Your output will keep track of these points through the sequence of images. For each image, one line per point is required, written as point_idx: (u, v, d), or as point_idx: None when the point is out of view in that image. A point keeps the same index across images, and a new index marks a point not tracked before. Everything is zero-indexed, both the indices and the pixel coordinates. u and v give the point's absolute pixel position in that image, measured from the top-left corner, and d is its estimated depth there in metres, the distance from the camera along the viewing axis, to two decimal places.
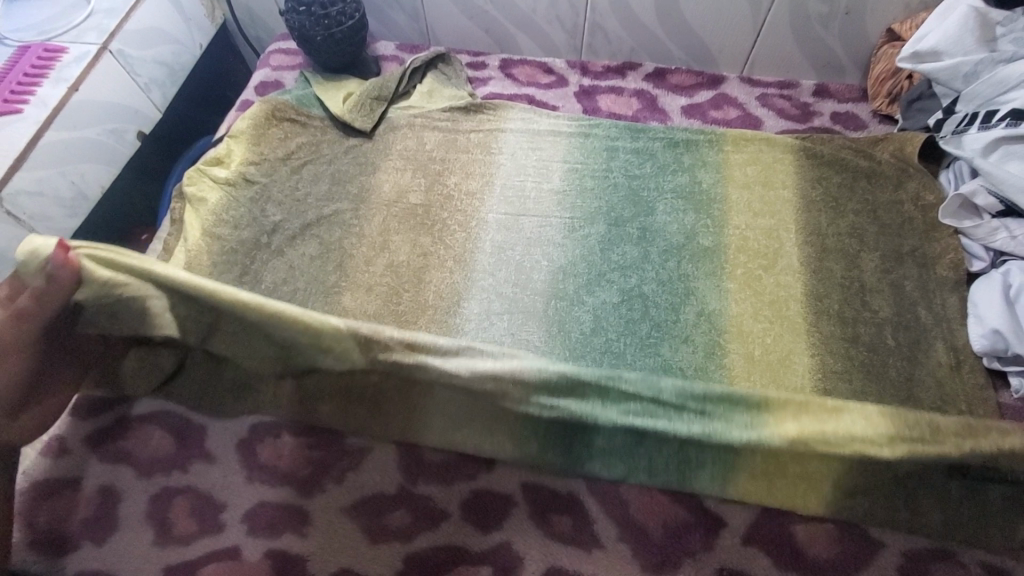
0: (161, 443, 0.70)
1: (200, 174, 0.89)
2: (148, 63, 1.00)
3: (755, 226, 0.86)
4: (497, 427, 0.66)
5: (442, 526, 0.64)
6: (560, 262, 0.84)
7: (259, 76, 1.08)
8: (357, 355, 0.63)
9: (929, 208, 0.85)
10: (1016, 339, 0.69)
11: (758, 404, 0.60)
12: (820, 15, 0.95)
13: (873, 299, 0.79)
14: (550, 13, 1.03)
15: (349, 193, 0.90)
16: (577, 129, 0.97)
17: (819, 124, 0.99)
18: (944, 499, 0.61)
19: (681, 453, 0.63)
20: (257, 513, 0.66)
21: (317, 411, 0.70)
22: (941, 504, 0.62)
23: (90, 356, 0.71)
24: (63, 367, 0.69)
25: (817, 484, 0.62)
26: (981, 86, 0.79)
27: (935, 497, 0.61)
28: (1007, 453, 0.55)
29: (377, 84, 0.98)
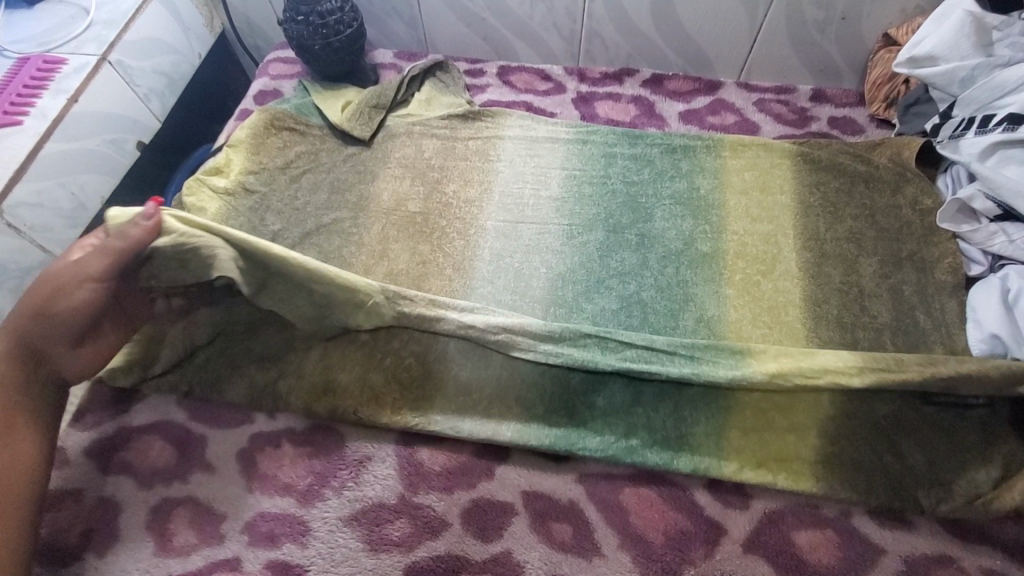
0: (162, 454, 0.71)
1: (199, 184, 0.89)
2: (148, 73, 1.01)
3: (753, 232, 0.86)
4: (508, 388, 0.73)
5: (443, 536, 0.64)
6: (559, 269, 0.84)
7: (258, 84, 1.09)
8: (387, 314, 0.74)
9: (927, 213, 0.85)
10: (1015, 343, 0.69)
11: (739, 355, 0.71)
12: (816, 20, 0.96)
13: (871, 304, 0.79)
14: (548, 20, 1.04)
15: (348, 202, 0.91)
16: (575, 135, 0.97)
17: (816, 128, 0.99)
18: (925, 438, 0.67)
19: (676, 407, 0.70)
20: (258, 524, 0.66)
21: (336, 380, 0.74)
22: (919, 445, 0.66)
23: (143, 317, 0.72)
24: (126, 319, 0.70)
25: (803, 432, 0.69)
26: (976, 92, 0.80)
27: (916, 438, 0.67)
28: (960, 378, 0.65)
29: (376, 92, 0.98)
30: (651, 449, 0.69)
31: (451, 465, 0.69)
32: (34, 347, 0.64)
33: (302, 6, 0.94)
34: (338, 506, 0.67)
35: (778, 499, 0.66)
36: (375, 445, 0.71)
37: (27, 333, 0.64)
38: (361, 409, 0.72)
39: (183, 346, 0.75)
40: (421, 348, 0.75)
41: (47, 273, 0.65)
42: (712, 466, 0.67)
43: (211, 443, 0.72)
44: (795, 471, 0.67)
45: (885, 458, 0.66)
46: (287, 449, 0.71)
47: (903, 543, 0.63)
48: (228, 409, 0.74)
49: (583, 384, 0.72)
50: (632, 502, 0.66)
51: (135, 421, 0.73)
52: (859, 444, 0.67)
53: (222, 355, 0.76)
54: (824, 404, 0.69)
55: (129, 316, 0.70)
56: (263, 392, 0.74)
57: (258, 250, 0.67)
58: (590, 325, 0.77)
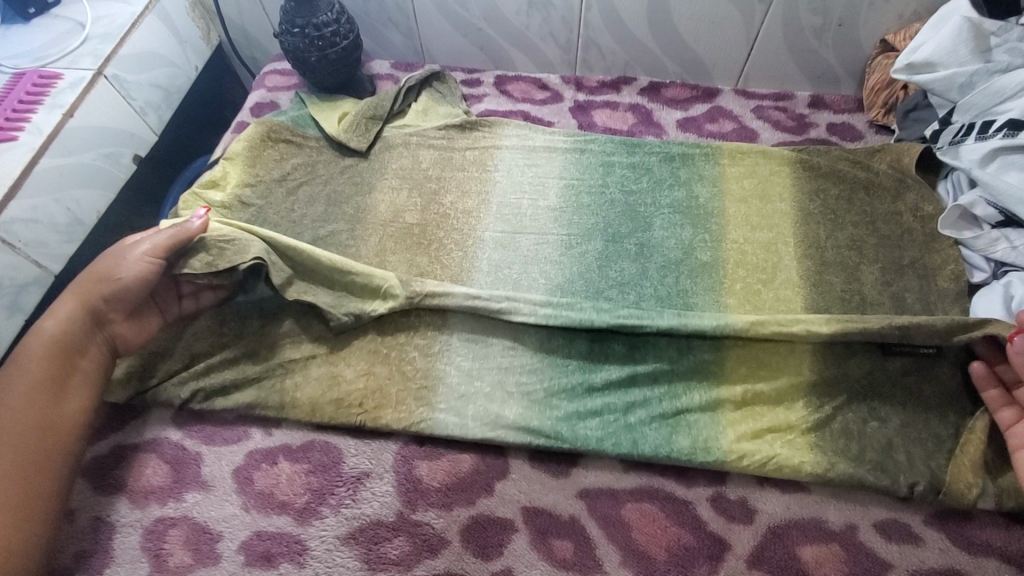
0: (158, 472, 0.70)
1: (195, 198, 0.89)
2: (144, 87, 1.01)
3: (753, 240, 0.85)
4: (511, 371, 0.75)
5: (442, 554, 0.63)
6: (557, 280, 0.83)
7: (255, 96, 1.09)
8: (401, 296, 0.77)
9: (929, 219, 0.84)
10: None
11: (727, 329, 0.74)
12: (812, 27, 0.96)
13: (874, 312, 0.78)
14: (544, 29, 1.04)
15: (345, 214, 0.90)
16: (573, 144, 0.97)
17: (815, 135, 0.99)
18: (897, 399, 0.70)
19: (669, 384, 0.73)
20: (255, 543, 0.65)
21: (341, 375, 0.75)
22: (916, 445, 0.67)
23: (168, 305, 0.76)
24: (162, 302, 0.75)
25: (791, 402, 0.71)
26: (976, 98, 0.79)
27: (888, 400, 0.70)
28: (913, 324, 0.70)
29: (372, 103, 0.98)
30: (650, 425, 0.70)
31: (450, 482, 0.68)
32: (95, 312, 0.69)
33: (298, 19, 0.94)
34: (336, 525, 0.65)
35: (783, 513, 0.65)
36: (372, 460, 0.70)
37: (91, 297, 0.69)
38: (367, 400, 0.73)
39: (183, 355, 0.76)
40: (426, 341, 0.77)
41: (116, 247, 0.72)
42: (710, 437, 0.69)
43: (206, 461, 0.71)
44: (792, 442, 0.68)
45: (869, 424, 0.69)
46: (284, 467, 0.70)
47: (911, 557, 0.62)
48: (224, 427, 0.73)
49: (580, 362, 0.75)
50: (634, 518, 0.65)
51: (130, 439, 0.73)
52: (844, 410, 0.70)
53: (221, 364, 0.76)
54: (804, 373, 0.72)
55: (161, 301, 0.75)
56: (261, 406, 0.73)
57: (293, 248, 0.77)
58: (586, 296, 0.81)
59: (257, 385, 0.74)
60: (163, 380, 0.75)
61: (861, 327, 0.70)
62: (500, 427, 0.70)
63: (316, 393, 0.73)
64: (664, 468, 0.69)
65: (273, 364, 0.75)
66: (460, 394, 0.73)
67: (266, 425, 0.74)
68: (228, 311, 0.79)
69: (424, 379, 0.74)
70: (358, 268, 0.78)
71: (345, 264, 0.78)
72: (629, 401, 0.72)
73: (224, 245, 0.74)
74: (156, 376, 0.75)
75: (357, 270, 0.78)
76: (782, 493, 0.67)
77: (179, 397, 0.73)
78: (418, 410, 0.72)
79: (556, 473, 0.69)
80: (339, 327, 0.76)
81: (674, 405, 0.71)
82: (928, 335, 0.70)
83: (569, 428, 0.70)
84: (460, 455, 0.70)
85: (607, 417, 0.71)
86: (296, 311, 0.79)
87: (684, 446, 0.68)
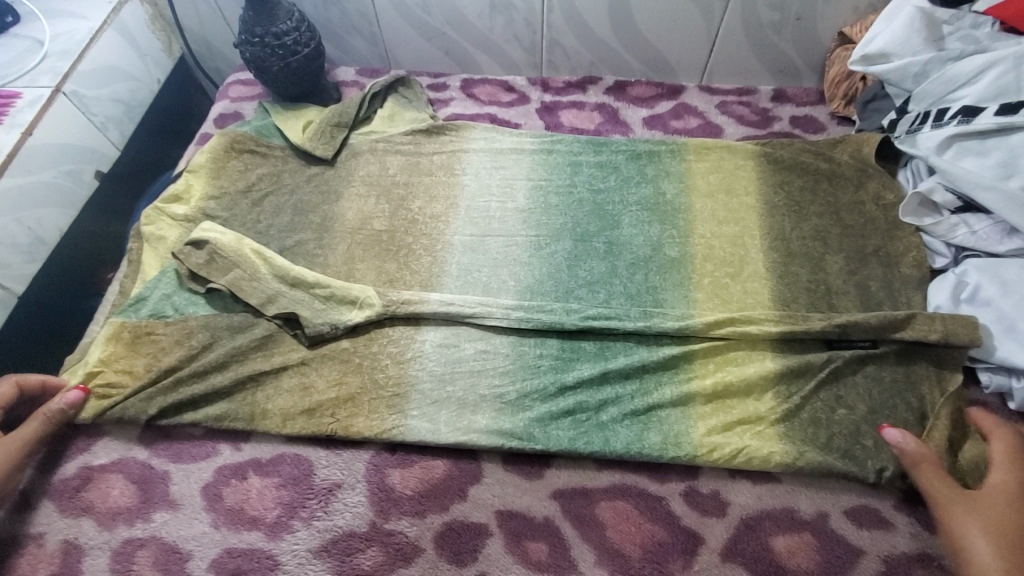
0: (124, 492, 0.69)
1: (158, 213, 0.89)
2: (105, 102, 0.99)
3: (720, 235, 0.86)
4: (483, 374, 0.74)
5: (416, 562, 0.63)
6: (527, 282, 0.83)
7: (218, 108, 1.07)
8: (376, 306, 0.78)
9: (890, 207, 0.85)
10: (1003, 332, 0.70)
11: (694, 327, 0.75)
12: (772, 22, 0.97)
13: (839, 301, 0.79)
14: (508, 32, 1.04)
15: (312, 223, 0.89)
16: (540, 145, 0.97)
17: (778, 128, 1.00)
18: (862, 386, 0.71)
19: (641, 381, 0.73)
20: (226, 560, 0.64)
21: (312, 386, 0.74)
22: (884, 430, 0.68)
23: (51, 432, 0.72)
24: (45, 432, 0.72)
25: (760, 393, 0.71)
26: (930, 86, 0.80)
27: (854, 387, 0.71)
28: (851, 326, 0.73)
29: (337, 110, 0.97)
30: (621, 422, 0.70)
31: (422, 489, 0.68)
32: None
33: (257, 28, 0.93)
34: (308, 539, 0.65)
35: (756, 505, 0.66)
36: (344, 471, 0.69)
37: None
38: (338, 410, 0.72)
39: (150, 372, 0.74)
40: (398, 348, 0.76)
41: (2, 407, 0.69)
42: (682, 431, 0.69)
43: (175, 479, 0.69)
44: (762, 433, 0.69)
45: (838, 411, 0.70)
46: (254, 482, 0.69)
47: (882, 543, 0.63)
48: (192, 444, 0.72)
49: (552, 362, 0.75)
50: (609, 517, 0.65)
51: (96, 460, 0.71)
52: (813, 399, 0.71)
53: (188, 378, 0.74)
54: (771, 364, 0.73)
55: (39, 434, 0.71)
56: (229, 420, 0.72)
57: (279, 263, 0.81)
58: (557, 297, 0.81)
59: (226, 399, 0.73)
60: (128, 397, 0.73)
61: (806, 328, 0.73)
62: (471, 432, 0.70)
63: (286, 408, 0.72)
64: (638, 465, 0.69)
65: (242, 378, 0.74)
66: (432, 402, 0.73)
67: (235, 440, 0.72)
68: (194, 324, 0.78)
69: (395, 386, 0.74)
70: (338, 286, 0.80)
71: (327, 280, 0.80)
72: (600, 400, 0.72)
73: (216, 256, 0.82)
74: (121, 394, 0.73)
75: (335, 284, 0.80)
76: (754, 485, 0.67)
77: (146, 414, 0.72)
78: (389, 417, 0.71)
79: (530, 475, 0.69)
80: (316, 336, 0.76)
81: (645, 402, 0.71)
82: (864, 332, 0.73)
83: (542, 430, 0.70)
84: (432, 461, 0.70)
85: (578, 417, 0.71)
86: (266, 324, 0.78)
87: (655, 442, 0.69)
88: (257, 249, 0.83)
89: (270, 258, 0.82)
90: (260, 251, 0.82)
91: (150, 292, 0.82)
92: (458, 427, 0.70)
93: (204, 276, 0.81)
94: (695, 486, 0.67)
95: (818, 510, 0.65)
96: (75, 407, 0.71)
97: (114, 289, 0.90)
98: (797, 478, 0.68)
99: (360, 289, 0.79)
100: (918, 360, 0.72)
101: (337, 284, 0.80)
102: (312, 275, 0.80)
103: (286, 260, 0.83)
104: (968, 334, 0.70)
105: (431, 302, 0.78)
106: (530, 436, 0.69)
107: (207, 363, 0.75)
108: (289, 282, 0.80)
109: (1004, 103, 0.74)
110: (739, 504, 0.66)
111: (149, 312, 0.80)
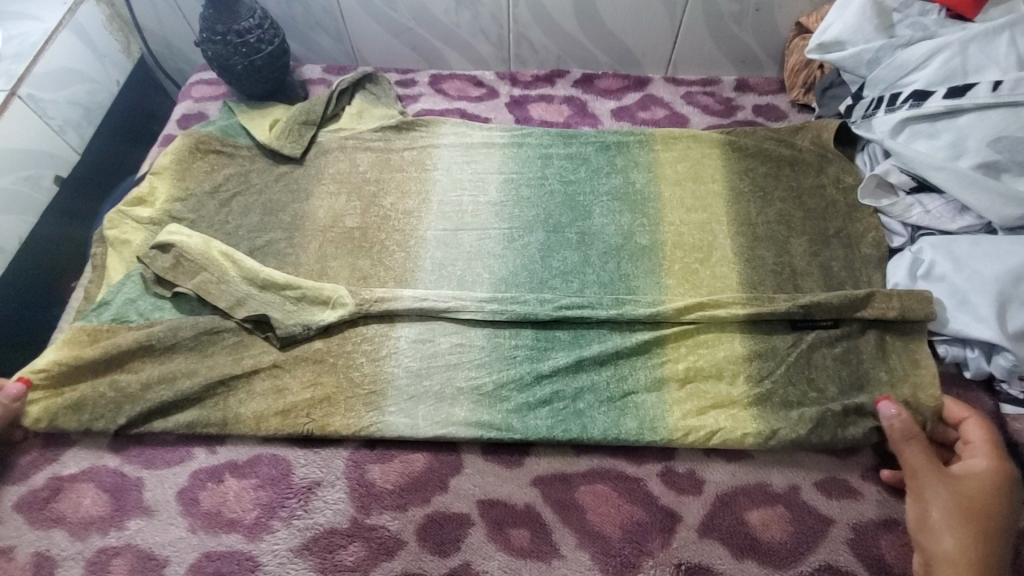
0: (97, 501, 0.67)
1: (121, 216, 0.87)
2: (62, 105, 0.96)
3: (689, 222, 0.88)
4: (460, 367, 0.75)
5: (399, 556, 0.63)
6: (501, 274, 0.84)
7: (181, 108, 1.05)
8: (349, 305, 0.77)
9: (850, 190, 0.88)
10: (955, 305, 0.73)
11: (667, 312, 0.76)
12: (732, 13, 0.99)
13: (804, 282, 0.82)
14: (475, 26, 1.04)
15: (282, 222, 0.88)
16: (510, 139, 0.98)
17: (742, 117, 1.03)
18: (831, 366, 0.73)
19: (616, 367, 0.75)
20: (205, 563, 0.63)
21: (286, 388, 0.73)
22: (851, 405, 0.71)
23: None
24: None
25: (732, 377, 0.73)
26: (883, 72, 0.83)
27: (824, 368, 0.73)
28: (815, 307, 0.75)
29: (304, 108, 0.96)
30: (598, 409, 0.72)
31: (403, 483, 0.68)
32: None
33: (218, 26, 0.92)
34: (290, 538, 0.64)
35: (730, 482, 0.68)
36: (323, 469, 0.69)
37: None
38: (314, 410, 0.71)
39: (110, 377, 0.73)
40: (373, 346, 0.76)
41: None
42: (657, 416, 0.71)
43: (148, 485, 0.68)
44: (735, 415, 0.70)
45: (808, 392, 0.72)
46: (232, 484, 0.68)
47: (850, 511, 0.65)
48: (163, 450, 0.71)
49: (528, 352, 0.76)
50: (588, 500, 0.66)
51: (66, 469, 0.70)
52: (782, 379, 0.73)
53: (156, 383, 0.72)
54: (738, 348, 0.75)
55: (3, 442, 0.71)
56: (200, 425, 0.71)
57: (248, 265, 0.80)
58: (531, 289, 0.82)
59: (197, 405, 0.72)
60: (96, 409, 0.71)
61: (773, 310, 0.75)
62: (450, 425, 0.70)
63: (261, 412, 0.71)
64: (616, 448, 0.71)
65: (211, 382, 0.73)
66: (410, 398, 0.72)
67: (210, 443, 0.71)
68: (158, 329, 0.75)
69: (372, 383, 0.74)
70: (307, 285, 0.79)
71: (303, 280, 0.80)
72: (578, 390, 0.73)
73: (183, 259, 0.80)
74: (85, 401, 0.71)
75: (307, 284, 0.79)
76: (728, 463, 0.69)
77: (115, 425, 0.70)
78: (366, 414, 0.71)
79: (510, 464, 0.69)
80: (287, 337, 0.75)
81: (623, 390, 0.73)
82: (827, 311, 0.75)
83: (521, 420, 0.70)
84: (411, 455, 0.70)
85: (556, 407, 0.72)
86: (235, 328, 0.77)
87: (632, 428, 0.70)
88: (227, 250, 0.82)
89: (239, 260, 0.80)
90: (228, 253, 0.81)
91: (113, 297, 0.80)
92: (436, 421, 0.70)
93: (171, 280, 0.79)
94: (672, 465, 0.69)
95: (790, 484, 0.67)
96: (20, 399, 0.70)
97: (78, 296, 0.88)
98: (769, 454, 0.70)
99: (333, 288, 0.79)
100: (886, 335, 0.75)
101: (306, 283, 0.79)
102: (280, 275, 0.80)
103: (255, 262, 0.82)
104: (923, 309, 0.73)
105: (405, 298, 0.78)
106: (509, 426, 0.70)
107: (178, 370, 0.74)
108: (259, 284, 0.79)
109: (952, 86, 0.77)
110: (715, 482, 0.68)
111: (110, 315, 0.78)
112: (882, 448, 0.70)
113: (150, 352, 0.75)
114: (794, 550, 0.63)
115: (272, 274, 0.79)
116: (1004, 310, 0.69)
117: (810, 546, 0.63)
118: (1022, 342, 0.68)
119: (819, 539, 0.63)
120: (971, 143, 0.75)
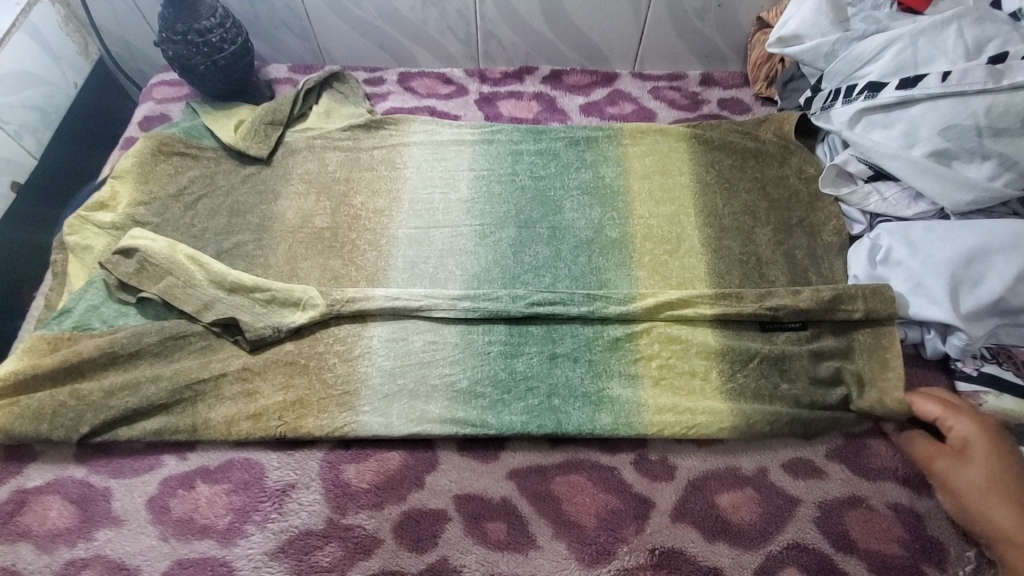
0: (63, 513, 0.65)
1: (82, 222, 0.85)
2: (17, 109, 0.94)
3: (658, 215, 0.89)
4: (434, 365, 0.75)
5: (376, 554, 0.63)
6: (473, 271, 0.84)
7: (143, 110, 1.03)
8: (321, 305, 0.77)
9: (811, 180, 0.91)
10: (912, 290, 0.75)
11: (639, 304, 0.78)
12: (695, 9, 1.01)
13: (769, 270, 0.84)
14: (442, 24, 1.05)
15: (250, 224, 0.87)
16: (480, 136, 0.98)
17: (707, 111, 1.05)
18: (803, 358, 0.74)
19: (591, 364, 0.75)
20: (177, 570, 0.62)
21: (258, 391, 0.73)
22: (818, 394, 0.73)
23: None
24: None
25: (705, 371, 0.75)
26: (839, 64, 0.86)
27: (796, 359, 0.74)
28: (782, 312, 0.76)
29: (270, 108, 0.95)
30: (573, 404, 0.72)
31: (379, 481, 0.68)
32: None
33: (178, 25, 0.90)
34: (264, 541, 0.64)
35: (701, 467, 0.69)
36: (297, 471, 0.68)
37: None
38: (286, 413, 0.71)
39: (70, 385, 0.71)
40: (347, 346, 0.76)
41: None
42: (632, 412, 0.72)
43: (117, 495, 0.67)
44: (713, 409, 0.71)
45: (779, 386, 0.73)
46: (205, 488, 0.67)
47: (816, 490, 0.67)
48: (130, 458, 0.70)
49: (502, 348, 0.76)
50: (564, 490, 0.67)
51: (31, 481, 0.68)
52: (751, 370, 0.74)
53: (120, 390, 0.71)
54: (713, 339, 0.76)
55: None
56: (168, 431, 0.70)
57: (214, 267, 0.79)
58: (504, 285, 0.82)
59: (164, 412, 0.71)
60: (56, 419, 0.69)
61: (740, 311, 0.76)
62: (426, 422, 0.70)
63: (231, 417, 0.70)
64: (590, 440, 0.72)
65: (178, 389, 0.71)
66: (385, 397, 0.72)
67: (180, 450, 0.70)
68: (121, 336, 0.74)
69: (346, 384, 0.73)
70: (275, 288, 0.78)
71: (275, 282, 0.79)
72: (553, 385, 0.74)
73: (147, 265, 0.79)
74: (46, 411, 0.69)
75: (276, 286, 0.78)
76: (699, 449, 0.71)
77: (77, 434, 0.68)
78: (341, 416, 0.71)
79: (486, 458, 0.70)
80: (258, 340, 0.74)
81: (599, 384, 0.74)
82: (795, 315, 0.76)
83: (495, 414, 0.71)
84: (388, 452, 0.70)
85: (530, 403, 0.72)
86: (202, 332, 0.76)
87: (606, 423, 0.71)
88: (193, 253, 0.80)
89: (206, 262, 0.79)
90: (192, 255, 0.80)
91: (75, 304, 0.78)
92: (411, 420, 0.70)
93: (134, 286, 0.78)
94: (645, 454, 0.70)
95: (759, 466, 0.69)
96: None
97: (39, 304, 0.85)
98: (739, 440, 0.71)
99: (302, 288, 0.78)
100: (857, 334, 0.76)
101: (275, 284, 0.78)
102: (246, 278, 0.78)
103: (223, 264, 0.81)
104: (889, 300, 0.75)
105: (377, 297, 0.78)
106: (484, 423, 0.70)
107: (142, 376, 0.72)
108: (226, 287, 0.78)
109: (904, 77, 0.79)
110: (687, 467, 0.69)
111: (74, 323, 0.76)
112: (848, 431, 0.72)
113: (113, 359, 0.73)
114: (763, 530, 0.64)
115: (240, 278, 0.78)
116: (957, 292, 0.71)
117: (779, 526, 0.65)
118: (973, 322, 0.70)
119: (787, 520, 0.65)
120: (923, 133, 0.77)
